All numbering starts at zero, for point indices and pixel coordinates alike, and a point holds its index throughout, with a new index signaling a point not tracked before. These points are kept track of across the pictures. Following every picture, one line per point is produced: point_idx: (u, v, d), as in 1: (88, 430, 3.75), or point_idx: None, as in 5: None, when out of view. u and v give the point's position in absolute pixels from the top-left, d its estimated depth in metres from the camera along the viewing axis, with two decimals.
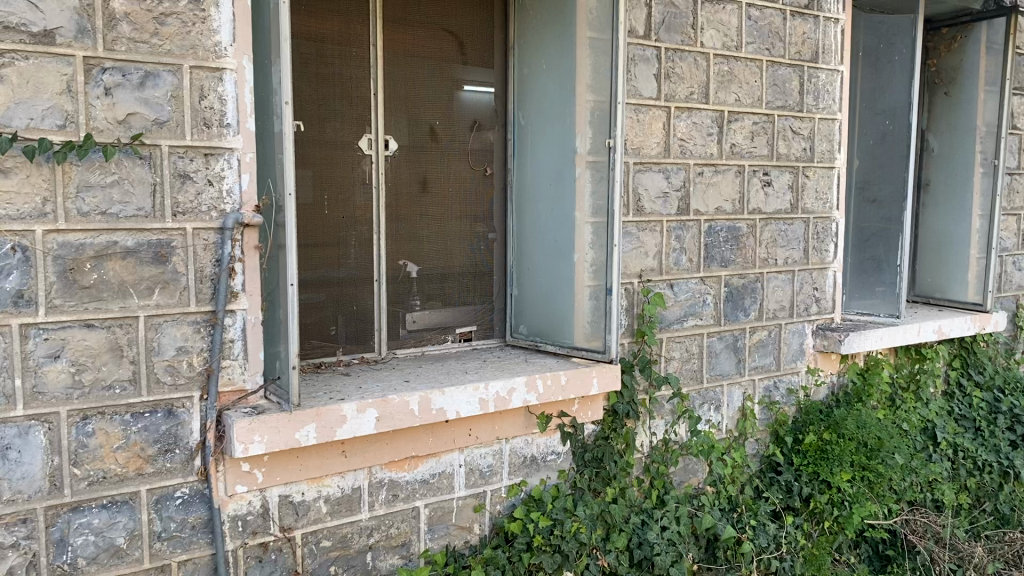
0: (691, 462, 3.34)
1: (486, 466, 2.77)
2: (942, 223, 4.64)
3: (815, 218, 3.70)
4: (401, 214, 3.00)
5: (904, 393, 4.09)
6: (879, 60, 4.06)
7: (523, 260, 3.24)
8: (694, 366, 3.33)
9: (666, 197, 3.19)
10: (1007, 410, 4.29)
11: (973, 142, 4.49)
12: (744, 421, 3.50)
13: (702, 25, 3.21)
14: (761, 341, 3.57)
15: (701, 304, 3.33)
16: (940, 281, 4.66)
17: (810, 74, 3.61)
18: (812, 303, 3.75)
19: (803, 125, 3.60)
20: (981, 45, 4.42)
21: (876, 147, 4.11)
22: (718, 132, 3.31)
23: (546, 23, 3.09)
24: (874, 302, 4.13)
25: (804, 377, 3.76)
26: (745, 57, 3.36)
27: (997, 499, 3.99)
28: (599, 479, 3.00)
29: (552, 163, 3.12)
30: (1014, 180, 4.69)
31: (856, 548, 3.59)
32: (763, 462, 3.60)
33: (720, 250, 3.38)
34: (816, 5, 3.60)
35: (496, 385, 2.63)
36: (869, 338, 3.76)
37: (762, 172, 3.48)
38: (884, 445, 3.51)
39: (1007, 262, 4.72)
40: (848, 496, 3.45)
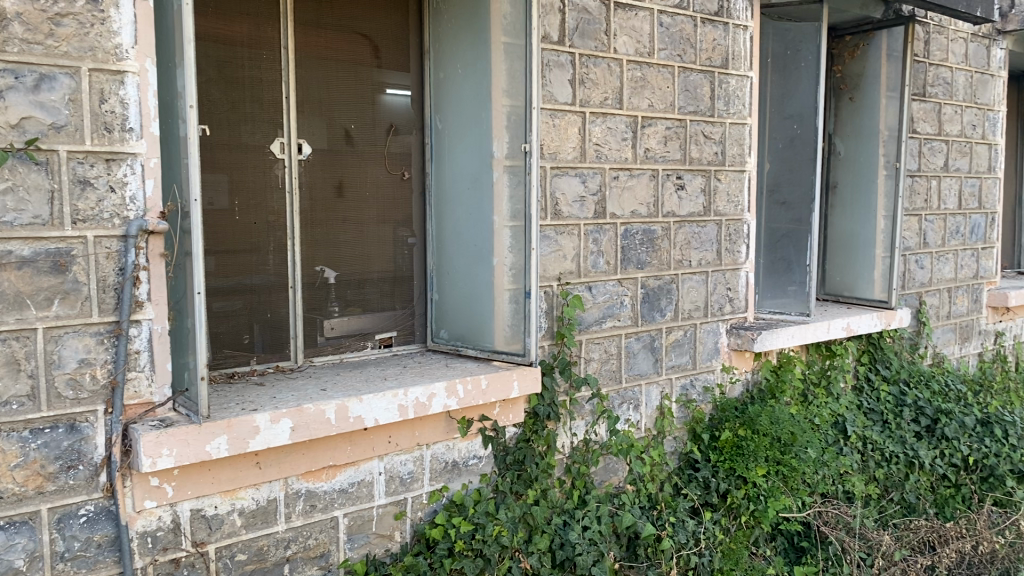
0: (612, 462, 3.41)
1: (406, 473, 2.75)
2: (850, 224, 4.81)
3: (727, 220, 3.79)
4: (316, 219, 2.95)
5: (816, 388, 4.23)
6: (787, 66, 4.19)
7: (443, 265, 3.22)
8: (612, 366, 3.38)
9: (583, 200, 3.22)
10: (912, 402, 4.49)
11: (878, 145, 4.66)
12: (662, 419, 3.57)
13: (614, 31, 3.26)
14: (677, 341, 3.64)
15: (619, 305, 3.38)
16: (848, 280, 4.83)
17: (720, 81, 3.69)
18: (726, 302, 3.84)
19: (714, 129, 3.69)
20: (882, 52, 4.59)
21: (785, 151, 4.23)
22: (633, 137, 3.37)
23: (461, 27, 3.08)
24: (786, 301, 4.28)
25: (719, 375, 3.85)
26: (658, 64, 3.43)
27: (903, 489, 4.13)
28: (521, 481, 3.01)
29: (470, 167, 3.11)
30: (915, 182, 4.91)
31: (772, 541, 3.68)
32: (682, 460, 3.67)
33: (636, 252, 3.43)
34: (726, 12, 3.69)
35: (415, 391, 2.61)
36: (780, 336, 3.88)
37: (675, 176, 3.56)
38: (797, 440, 3.65)
39: (910, 261, 4.93)
40: (763, 490, 3.54)
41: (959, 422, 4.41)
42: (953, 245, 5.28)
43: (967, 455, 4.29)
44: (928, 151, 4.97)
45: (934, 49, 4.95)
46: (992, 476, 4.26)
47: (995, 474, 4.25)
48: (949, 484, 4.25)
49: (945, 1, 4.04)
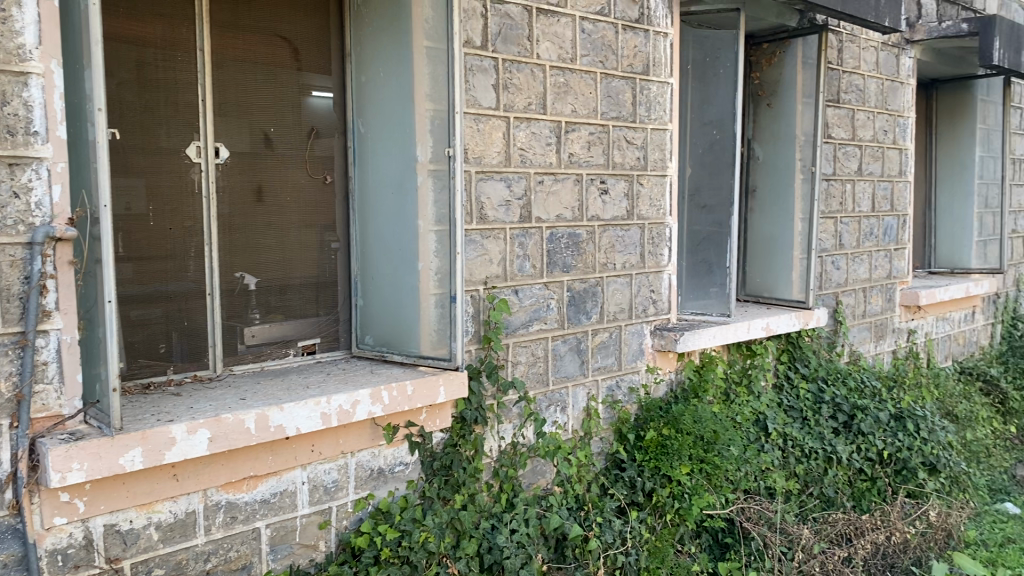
0: (539, 464, 3.44)
1: (331, 482, 2.72)
2: (769, 227, 4.93)
3: (650, 224, 3.85)
4: (235, 224, 2.90)
5: (737, 387, 4.34)
6: (706, 73, 4.29)
7: (367, 269, 3.19)
8: (539, 369, 3.40)
9: (508, 205, 3.23)
10: (829, 399, 4.65)
11: (794, 150, 4.80)
12: (588, 420, 3.60)
13: (537, 37, 3.29)
14: (603, 342, 3.68)
15: (545, 308, 3.41)
16: (768, 281, 4.96)
17: (641, 87, 3.75)
18: (650, 304, 3.90)
19: (636, 135, 3.74)
20: (798, 60, 4.73)
21: (705, 156, 4.33)
22: (556, 142, 3.40)
23: (382, 30, 3.06)
24: (707, 302, 4.37)
25: (644, 375, 3.91)
26: (580, 70, 3.46)
27: (822, 483, 4.25)
28: (448, 486, 2.97)
29: (393, 170, 3.09)
30: (830, 186, 5.07)
31: (697, 538, 3.75)
32: (608, 460, 3.71)
33: (562, 256, 3.46)
34: (646, 20, 3.75)
35: (338, 398, 2.58)
36: (702, 336, 3.97)
37: (599, 181, 3.60)
38: (720, 438, 3.74)
39: (827, 262, 5.09)
40: (688, 488, 3.61)
41: (874, 417, 4.57)
42: (867, 247, 5.47)
43: (882, 449, 4.44)
44: (842, 156, 5.14)
45: (847, 57, 5.13)
46: (906, 469, 4.41)
47: (908, 467, 4.41)
48: (866, 477, 4.39)
49: (855, 11, 4.18)
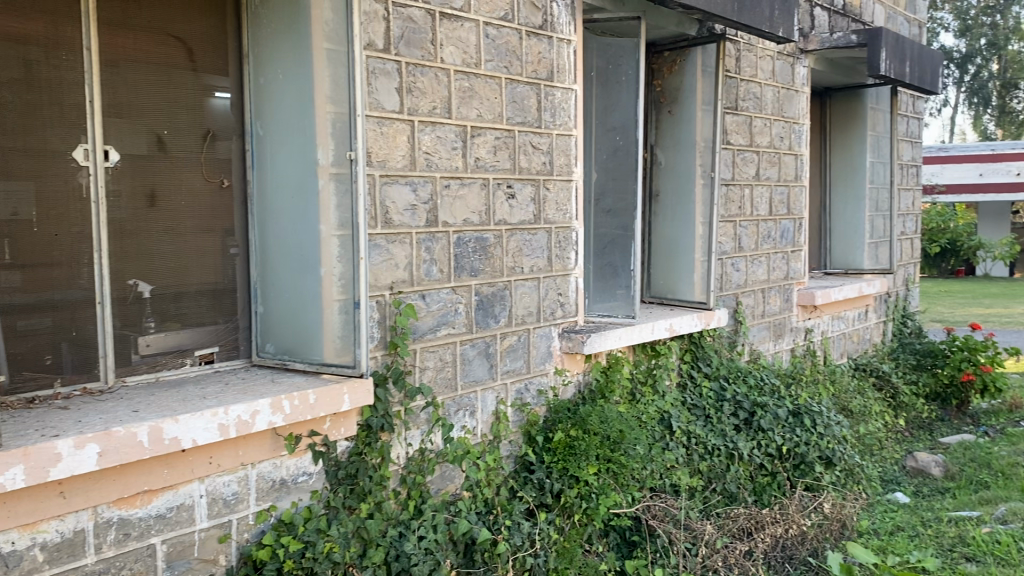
0: (448, 469, 3.42)
1: (230, 494, 2.64)
2: (672, 231, 5.05)
3: (556, 228, 3.89)
4: (126, 229, 2.79)
5: (643, 387, 4.42)
6: (609, 80, 4.37)
7: (267, 275, 3.12)
8: (447, 374, 3.38)
9: (414, 209, 3.21)
10: (731, 397, 4.79)
11: (694, 156, 4.93)
12: (497, 424, 3.60)
13: (440, 41, 3.28)
14: (511, 346, 3.70)
15: (453, 313, 3.40)
16: (671, 283, 5.08)
17: (546, 92, 3.78)
18: (557, 307, 3.94)
19: (541, 140, 3.77)
20: (697, 67, 4.86)
21: (609, 161, 4.40)
22: (462, 146, 3.40)
23: (280, 31, 3.00)
24: (614, 304, 4.43)
25: (552, 378, 3.94)
26: (485, 75, 3.47)
27: (725, 479, 4.38)
28: (354, 495, 2.96)
29: (294, 175, 3.02)
30: (729, 190, 5.23)
31: (605, 537, 3.80)
32: (517, 463, 3.74)
33: (469, 260, 3.46)
34: (550, 26, 3.79)
35: (237, 409, 2.52)
36: (608, 338, 4.04)
37: (506, 186, 3.61)
38: (626, 437, 3.79)
39: (727, 264, 5.25)
40: (595, 487, 3.66)
41: (773, 414, 4.74)
42: (765, 249, 5.66)
43: (781, 444, 4.59)
44: (741, 161, 5.31)
45: (744, 66, 5.30)
46: (803, 463, 4.58)
47: (805, 461, 4.57)
48: (766, 472, 4.53)
49: (750, 21, 4.32)
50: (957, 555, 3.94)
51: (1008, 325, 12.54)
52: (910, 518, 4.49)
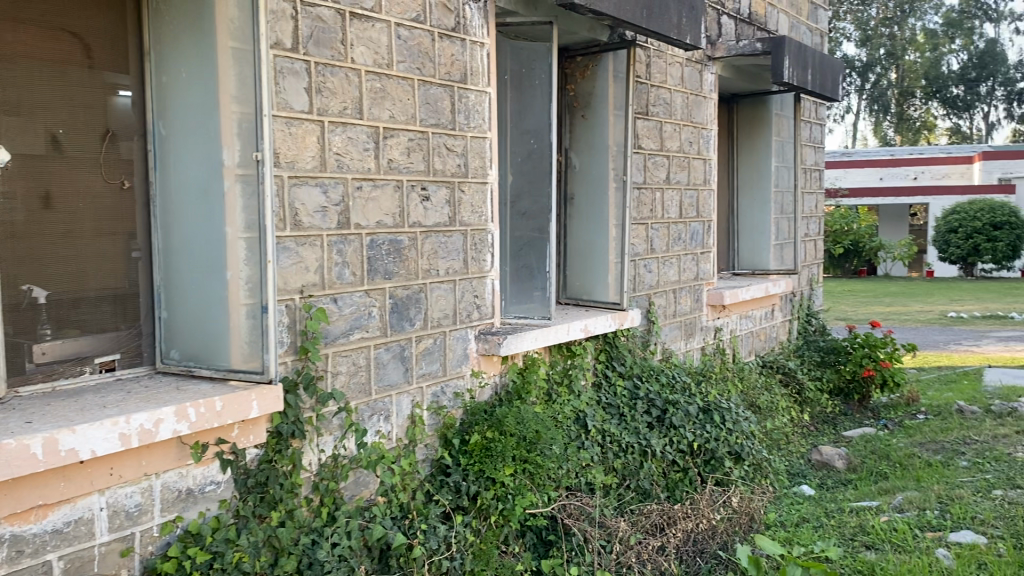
0: (362, 475, 3.37)
1: (133, 506, 2.55)
2: (587, 233, 5.11)
3: (471, 230, 3.89)
4: (17, 232, 2.69)
5: (559, 387, 4.47)
6: (522, 84, 4.39)
7: (171, 278, 3.03)
8: (361, 378, 3.34)
9: (325, 211, 3.16)
10: (644, 396, 4.89)
11: (607, 160, 5.00)
12: (413, 428, 3.56)
13: (351, 41, 3.24)
14: (427, 348, 3.67)
15: (367, 316, 3.36)
16: (586, 284, 5.13)
17: (460, 95, 3.78)
18: (473, 309, 3.94)
19: (455, 142, 3.76)
20: (609, 72, 4.93)
21: (524, 164, 4.43)
22: (375, 147, 3.36)
23: (183, 28, 2.92)
24: (530, 306, 4.47)
25: (469, 380, 3.93)
26: (397, 76, 3.45)
27: (638, 476, 4.46)
28: (264, 503, 2.88)
29: (199, 176, 2.94)
30: (641, 193, 5.33)
31: (522, 537, 3.82)
32: (433, 466, 3.70)
33: (383, 263, 3.43)
34: (463, 29, 3.79)
35: (139, 417, 2.44)
36: (524, 339, 4.07)
37: (420, 188, 3.59)
38: (542, 437, 3.80)
39: (640, 265, 5.35)
40: (512, 488, 3.66)
41: (684, 411, 4.87)
42: (676, 250, 5.79)
43: (691, 441, 4.71)
44: (652, 165, 5.42)
45: (654, 72, 5.42)
46: (713, 459, 4.72)
47: (716, 456, 4.72)
48: (678, 468, 4.65)
49: (659, 28, 4.41)
50: (858, 544, 4.11)
51: (906, 321, 13.15)
52: (815, 510, 4.66)
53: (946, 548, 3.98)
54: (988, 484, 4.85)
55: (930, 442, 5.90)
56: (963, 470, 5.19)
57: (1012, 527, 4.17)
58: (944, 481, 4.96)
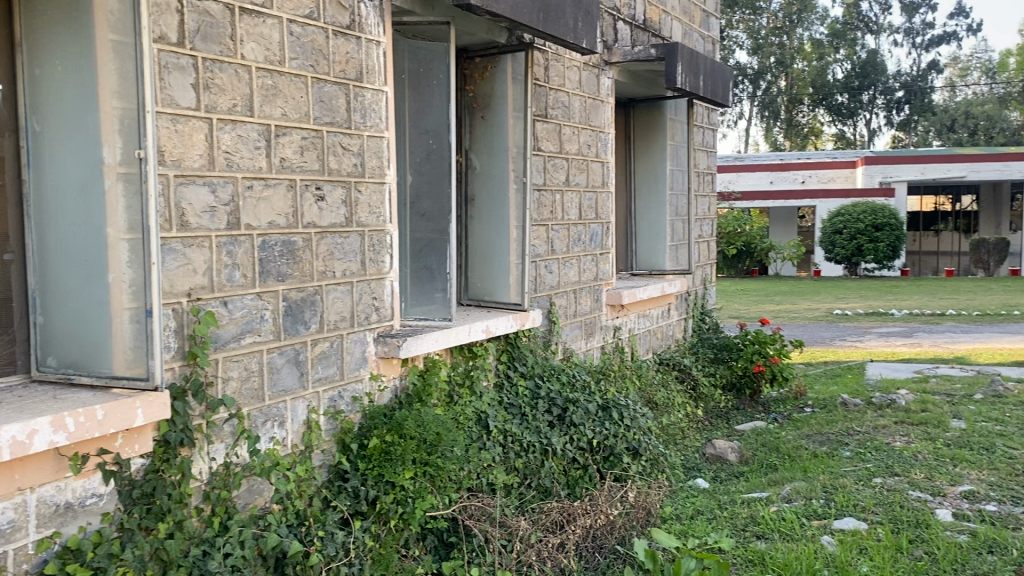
0: (256, 482, 3.27)
1: (5, 523, 2.41)
2: (487, 233, 5.10)
3: (369, 231, 3.83)
4: None
5: (460, 389, 4.46)
6: (420, 83, 4.35)
7: (47, 282, 2.90)
8: (254, 384, 3.25)
9: (213, 211, 3.07)
10: (545, 395, 4.94)
11: (507, 161, 5.04)
12: (309, 433, 3.49)
13: (240, 37, 3.15)
14: (323, 352, 3.61)
15: (259, 320, 3.27)
16: (488, 285, 5.14)
17: (355, 93, 3.72)
18: (372, 311, 3.89)
19: (352, 141, 3.71)
20: (508, 74, 4.96)
21: (423, 165, 4.40)
22: (266, 146, 3.28)
23: (58, 20, 2.78)
24: (430, 307, 4.44)
25: (367, 384, 3.87)
26: (289, 73, 3.37)
27: (539, 475, 4.49)
28: (151, 515, 2.76)
29: (77, 175, 2.82)
30: (541, 195, 5.38)
31: (422, 541, 3.80)
32: (331, 472, 3.63)
33: (275, 265, 3.34)
34: (358, 26, 3.74)
35: (11, 429, 2.31)
36: (425, 342, 4.04)
37: (314, 187, 3.52)
38: (443, 439, 3.78)
39: (540, 266, 5.40)
40: (411, 492, 3.63)
41: (584, 409, 4.95)
42: (576, 251, 5.87)
43: (591, 438, 4.79)
44: (551, 168, 5.48)
45: (552, 75, 5.48)
46: (612, 455, 4.83)
47: (614, 452, 4.83)
48: (578, 466, 4.72)
49: (555, 31, 4.46)
50: (749, 534, 4.25)
51: (794, 318, 13.73)
52: (709, 502, 4.80)
53: (830, 535, 4.17)
54: (868, 472, 5.11)
55: (816, 434, 6.16)
56: (846, 459, 5.45)
57: (890, 513, 4.40)
58: (829, 471, 5.19)
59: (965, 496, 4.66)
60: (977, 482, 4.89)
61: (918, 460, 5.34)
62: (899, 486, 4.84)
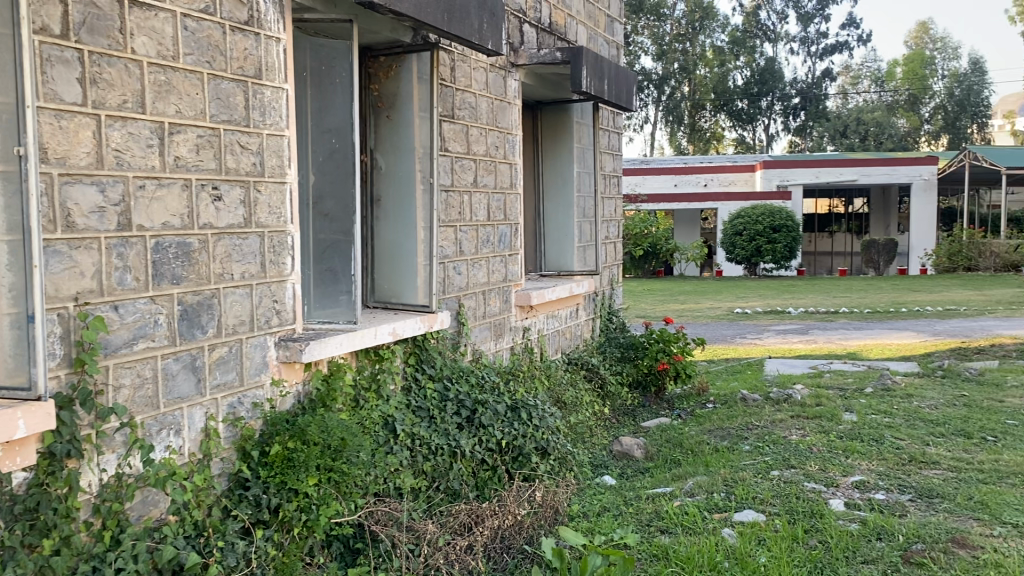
0: (151, 493, 3.13)
1: None
2: (394, 234, 5.05)
3: (269, 232, 3.74)
4: None
5: (366, 393, 4.39)
6: (322, 81, 4.28)
7: None
8: (148, 391, 3.12)
9: (102, 211, 2.94)
10: (454, 397, 4.92)
11: (413, 161, 4.97)
12: (207, 441, 3.37)
13: (131, 30, 3.03)
14: (222, 357, 3.50)
15: (152, 324, 3.15)
16: (395, 287, 5.08)
17: (254, 91, 3.63)
18: (272, 315, 3.79)
19: (250, 140, 3.61)
20: (412, 74, 4.92)
21: (326, 164, 4.32)
22: (159, 144, 3.16)
23: None
24: (334, 310, 4.35)
25: (268, 390, 3.77)
26: (183, 69, 3.26)
27: (448, 477, 4.47)
28: (34, 532, 2.62)
29: None
30: (448, 195, 5.36)
31: (328, 548, 3.73)
32: (231, 481, 3.51)
33: (170, 267, 3.22)
34: (257, 23, 3.64)
35: None
36: (329, 345, 3.97)
37: (211, 187, 3.42)
38: (348, 445, 3.70)
39: (448, 267, 5.37)
40: (315, 499, 3.56)
41: (493, 410, 4.95)
42: (484, 253, 5.86)
43: (500, 439, 4.80)
44: (458, 168, 5.46)
45: (458, 76, 5.47)
46: (521, 455, 4.86)
47: (522, 453, 4.85)
48: (487, 467, 4.73)
49: (460, 31, 4.45)
50: (654, 529, 4.34)
51: (699, 317, 14.09)
52: (615, 499, 4.88)
53: (730, 527, 4.29)
54: (766, 465, 5.28)
55: (718, 429, 6.34)
56: (746, 453, 5.62)
57: (786, 504, 4.56)
58: (729, 465, 5.35)
59: (856, 486, 4.88)
60: (867, 472, 5.12)
61: (812, 452, 5.55)
62: (795, 478, 5.03)
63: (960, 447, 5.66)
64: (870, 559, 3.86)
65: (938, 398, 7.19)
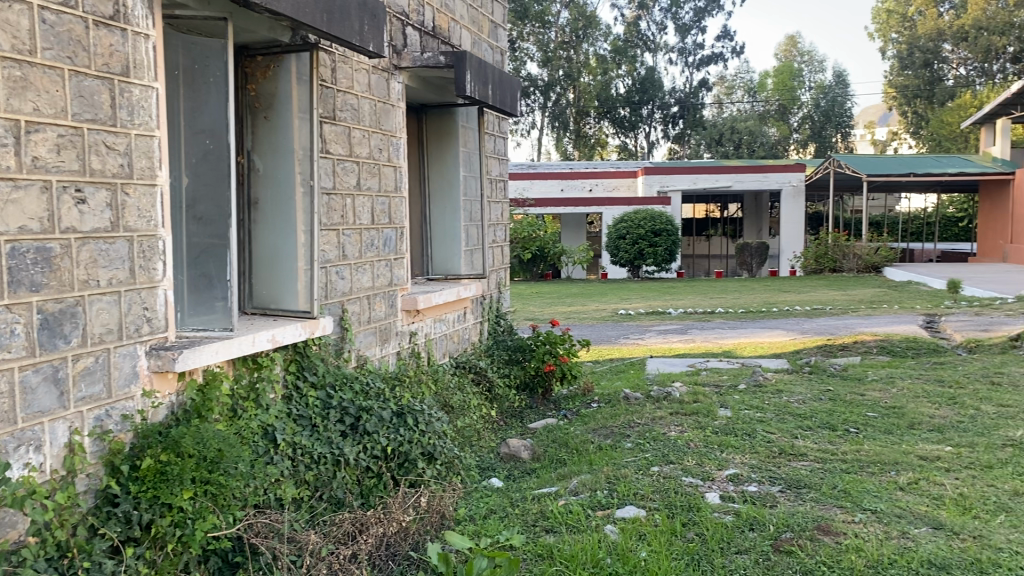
0: (8, 515, 2.94)
1: None
2: (272, 237, 4.92)
3: (139, 236, 3.58)
4: None
5: (245, 402, 4.23)
6: (195, 80, 4.14)
7: None
8: (3, 406, 2.93)
9: None
10: (337, 404, 4.84)
11: (292, 163, 4.88)
12: (71, 457, 3.18)
13: None
14: (87, 368, 3.32)
15: (8, 335, 2.96)
16: (274, 293, 4.96)
17: (121, 89, 3.47)
18: (143, 323, 3.63)
19: (117, 140, 3.45)
20: (291, 75, 4.83)
21: (199, 165, 4.18)
22: (14, 143, 2.98)
23: None
24: (209, 317, 4.24)
25: (139, 401, 3.60)
26: (42, 64, 3.08)
27: (331, 486, 4.40)
28: None
29: None
30: (330, 199, 5.27)
31: (205, 563, 3.62)
32: (98, 498, 3.31)
33: (28, 274, 3.04)
34: (123, 18, 3.48)
35: None
36: (203, 352, 3.84)
37: (74, 189, 3.25)
38: (225, 456, 3.60)
39: (331, 272, 5.28)
40: (190, 513, 3.44)
41: (378, 417, 4.91)
42: (369, 257, 5.79)
43: (385, 446, 4.75)
44: (340, 171, 5.38)
45: (340, 77, 5.39)
46: (407, 461, 4.84)
47: (408, 458, 4.84)
48: (372, 474, 4.67)
49: (339, 33, 4.38)
50: (539, 529, 4.39)
51: (584, 319, 14.41)
52: (501, 501, 4.91)
53: (613, 523, 4.39)
54: (647, 462, 5.44)
55: (601, 428, 6.48)
56: (627, 450, 5.77)
57: (666, 499, 4.71)
58: (612, 462, 5.48)
59: (730, 479, 5.08)
60: (741, 465, 5.35)
61: (689, 448, 5.75)
62: (673, 473, 5.20)
63: (825, 439, 5.98)
64: (743, 548, 4.02)
65: (805, 393, 7.58)
